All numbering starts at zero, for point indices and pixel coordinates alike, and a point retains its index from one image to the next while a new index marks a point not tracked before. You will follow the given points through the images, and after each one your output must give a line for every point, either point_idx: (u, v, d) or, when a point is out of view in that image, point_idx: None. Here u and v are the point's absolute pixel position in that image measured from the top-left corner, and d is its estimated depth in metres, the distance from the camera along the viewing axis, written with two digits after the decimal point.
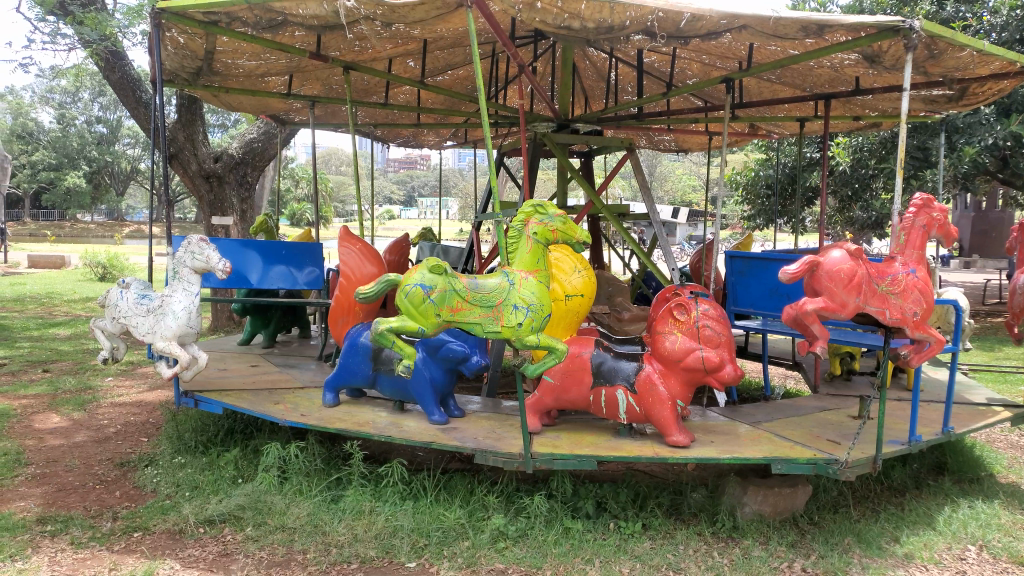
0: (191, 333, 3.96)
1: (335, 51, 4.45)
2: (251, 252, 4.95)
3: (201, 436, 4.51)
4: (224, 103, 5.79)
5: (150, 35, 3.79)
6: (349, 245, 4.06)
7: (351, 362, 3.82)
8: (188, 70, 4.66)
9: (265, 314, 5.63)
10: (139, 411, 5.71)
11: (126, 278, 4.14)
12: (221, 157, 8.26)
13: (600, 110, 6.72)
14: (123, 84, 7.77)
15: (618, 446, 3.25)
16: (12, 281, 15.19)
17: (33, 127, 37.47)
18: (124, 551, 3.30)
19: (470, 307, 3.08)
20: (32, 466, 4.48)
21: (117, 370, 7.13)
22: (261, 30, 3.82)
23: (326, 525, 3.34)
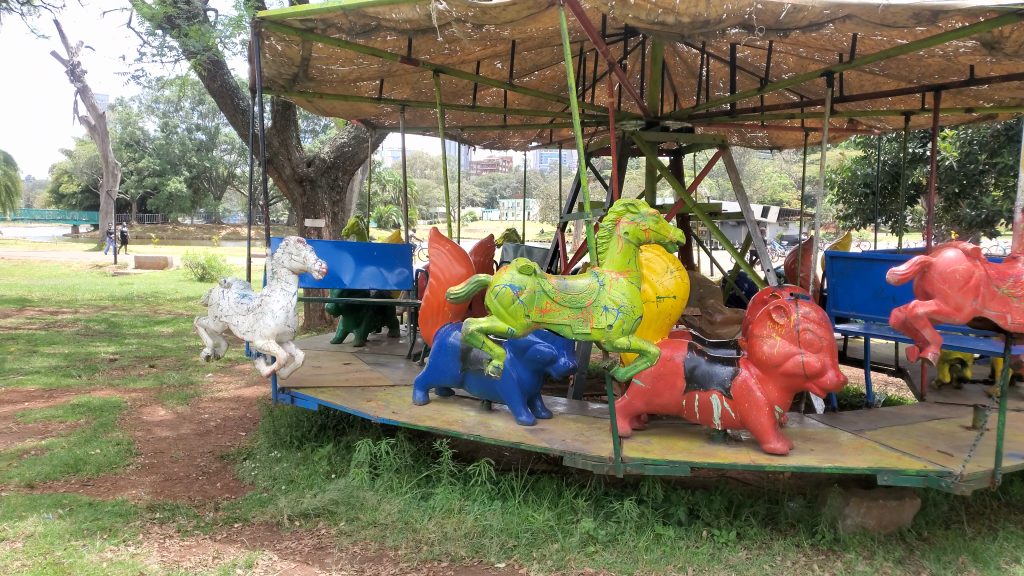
0: (288, 331, 4.09)
1: (425, 55, 4.51)
2: (345, 254, 5.12)
3: (296, 432, 4.65)
4: (317, 109, 5.96)
5: (251, 43, 3.93)
6: (438, 246, 4.09)
7: (440, 361, 3.86)
8: (285, 77, 4.83)
9: (356, 314, 5.77)
10: (237, 406, 5.94)
11: (227, 278, 4.31)
12: (313, 161, 8.52)
13: (690, 107, 6.59)
14: (223, 92, 8.11)
15: (712, 452, 3.16)
16: (122, 281, 16.10)
17: (140, 136, 39.62)
18: (226, 540, 3.44)
19: (559, 308, 3.05)
20: (140, 456, 4.72)
21: (217, 366, 7.45)
22: (355, 36, 3.90)
23: (416, 522, 3.39)
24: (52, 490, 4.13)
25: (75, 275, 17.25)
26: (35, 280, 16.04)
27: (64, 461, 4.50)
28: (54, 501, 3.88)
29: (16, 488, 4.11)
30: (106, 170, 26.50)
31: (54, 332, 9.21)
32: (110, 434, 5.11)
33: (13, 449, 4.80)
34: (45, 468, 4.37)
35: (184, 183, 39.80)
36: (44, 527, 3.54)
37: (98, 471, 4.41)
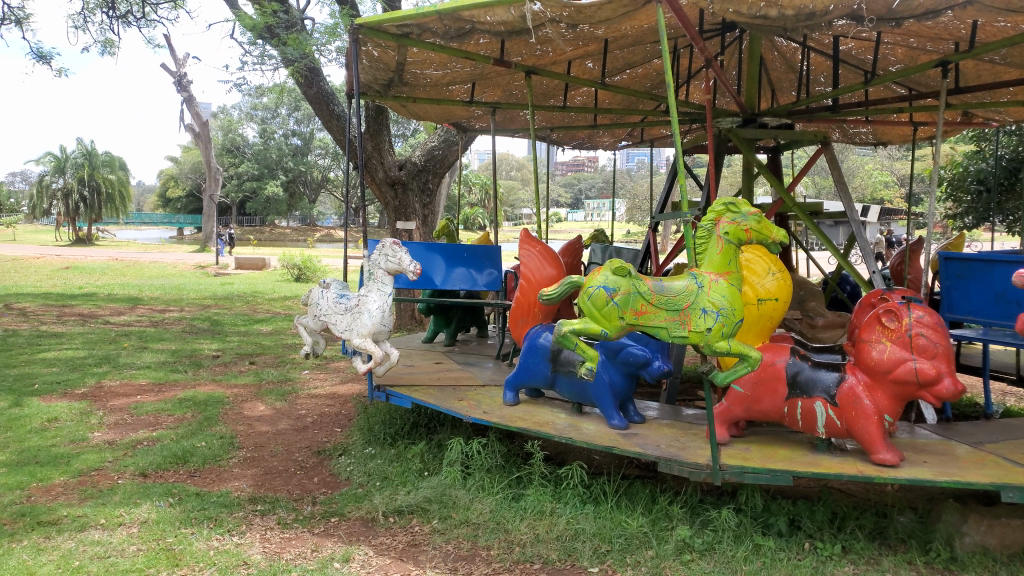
0: (384, 330, 4.19)
1: (517, 56, 4.53)
2: (437, 256, 5.20)
3: (390, 429, 4.73)
4: (411, 113, 6.07)
5: (349, 50, 4.02)
6: (529, 248, 4.07)
7: (531, 362, 3.85)
8: (381, 82, 4.94)
9: (446, 313, 5.84)
10: (332, 402, 6.12)
11: (326, 279, 4.44)
12: (404, 165, 8.70)
13: (788, 103, 6.38)
14: (319, 98, 8.38)
15: (815, 462, 3.03)
16: (223, 281, 16.84)
17: (240, 142, 41.45)
18: (324, 534, 3.53)
19: (655, 310, 3.00)
20: (243, 449, 4.92)
21: (313, 364, 7.70)
22: (449, 40, 3.94)
23: (508, 523, 3.39)
24: (163, 479, 4.35)
25: (181, 276, 18.18)
26: (146, 280, 16.98)
27: (173, 452, 4.73)
28: (165, 490, 4.08)
29: (131, 477, 4.35)
30: (209, 175, 27.84)
31: (163, 329, 9.72)
32: (215, 427, 5.35)
33: (127, 440, 5.08)
34: (156, 459, 4.61)
35: (280, 187, 41.41)
36: (157, 515, 3.73)
37: (204, 463, 4.61)
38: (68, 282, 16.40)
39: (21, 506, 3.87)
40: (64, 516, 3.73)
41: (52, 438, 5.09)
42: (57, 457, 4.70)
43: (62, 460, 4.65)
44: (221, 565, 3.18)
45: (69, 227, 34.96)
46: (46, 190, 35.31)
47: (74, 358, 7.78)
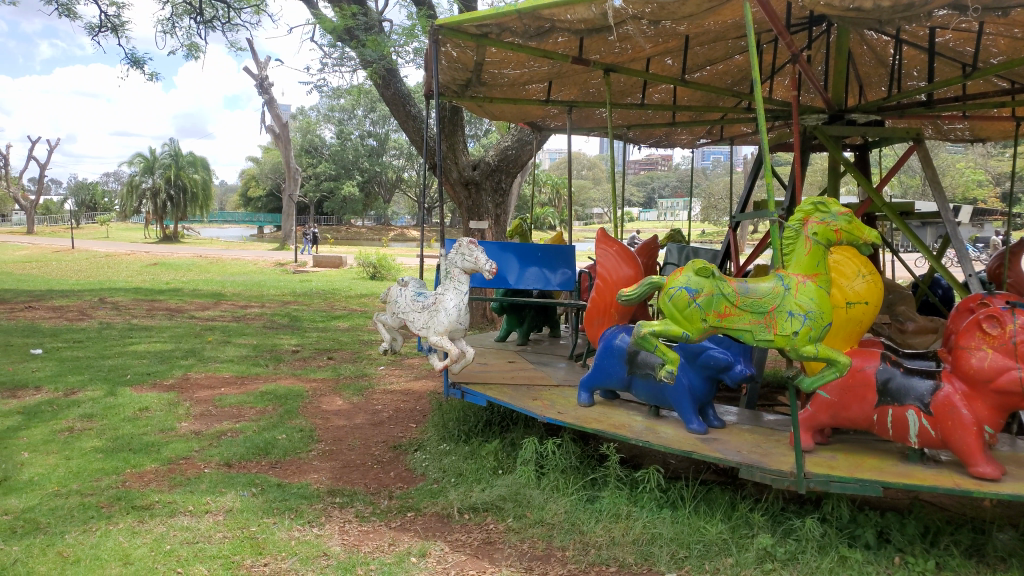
0: (460, 328, 4.22)
1: (596, 55, 4.49)
2: (510, 255, 5.25)
3: (464, 426, 4.77)
4: (487, 113, 6.10)
5: (429, 51, 4.06)
6: (605, 247, 4.03)
7: (607, 364, 3.80)
8: (459, 82, 4.99)
9: (519, 313, 5.84)
10: (407, 398, 6.20)
11: (405, 278, 4.55)
12: (478, 165, 8.76)
13: (876, 98, 6.14)
14: (396, 99, 8.53)
15: (907, 472, 2.90)
16: (302, 278, 17.30)
17: (317, 143, 42.55)
18: (401, 528, 3.58)
19: (739, 312, 2.92)
20: (321, 442, 5.04)
21: (388, 360, 7.83)
22: (527, 39, 3.94)
23: (583, 524, 3.36)
24: (247, 469, 4.49)
25: (262, 273, 18.77)
26: (228, 276, 17.58)
27: (256, 444, 4.89)
28: (248, 480, 4.21)
29: (217, 466, 4.51)
30: (288, 175, 28.67)
31: (244, 324, 10.06)
32: (294, 420, 5.50)
33: (213, 430, 5.27)
34: (240, 450, 4.77)
35: (356, 186, 42.33)
36: (241, 503, 3.86)
37: (285, 455, 4.75)
38: (157, 277, 17.14)
39: (116, 491, 4.06)
40: (156, 501, 3.89)
41: (144, 427, 5.33)
42: (148, 445, 4.91)
43: (153, 448, 4.86)
44: (302, 555, 3.26)
45: (158, 225, 36.53)
46: (136, 190, 36.97)
47: (163, 351, 8.12)
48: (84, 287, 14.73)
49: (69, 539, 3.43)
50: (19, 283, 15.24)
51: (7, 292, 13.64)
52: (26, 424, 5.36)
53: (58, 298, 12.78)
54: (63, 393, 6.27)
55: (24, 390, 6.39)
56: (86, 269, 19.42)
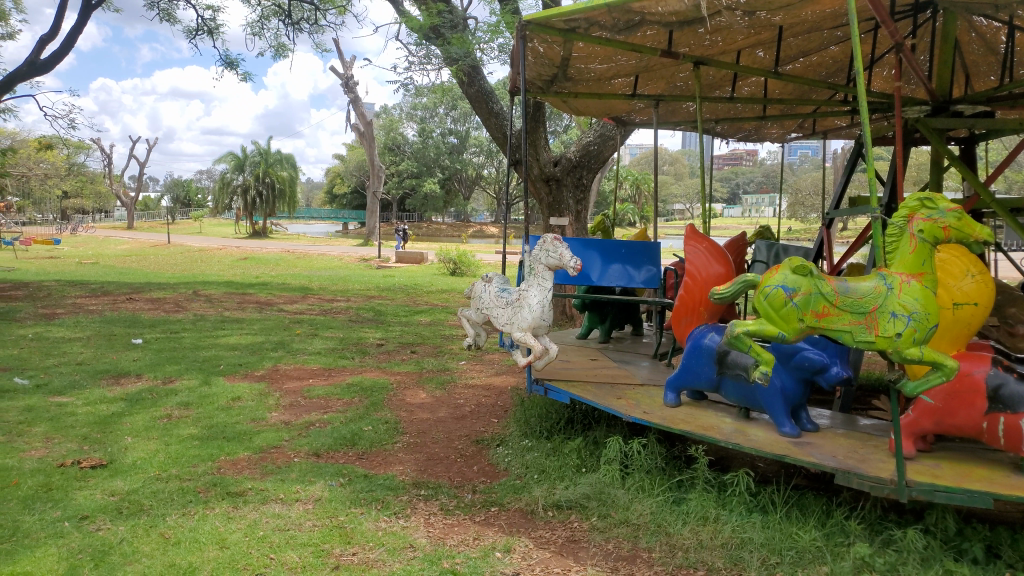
0: (545, 325, 4.21)
1: (684, 48, 4.41)
2: (592, 252, 5.16)
3: (546, 423, 4.77)
4: (572, 109, 6.07)
5: (516, 47, 4.04)
6: (695, 244, 3.94)
7: (695, 364, 3.73)
8: (545, 78, 4.99)
9: (601, 311, 5.79)
10: (489, 393, 6.24)
11: (490, 274, 4.60)
12: (560, 161, 8.74)
13: (983, 88, 5.82)
14: (479, 96, 8.59)
15: (1021, 484, 2.74)
16: (385, 273, 17.68)
17: (400, 141, 43.31)
18: (485, 523, 3.60)
19: (839, 312, 2.82)
20: (406, 435, 5.13)
21: (469, 355, 7.91)
22: (616, 33, 3.91)
23: (670, 526, 3.31)
24: (334, 460, 4.61)
25: (347, 268, 19.28)
26: (315, 271, 18.12)
27: (343, 435, 5.01)
28: (336, 470, 4.33)
29: (306, 456, 4.65)
30: (372, 173, 29.30)
31: (330, 318, 10.34)
32: (380, 412, 5.62)
33: (302, 421, 5.44)
34: (329, 440, 4.91)
35: (435, 183, 42.95)
36: (330, 493, 3.96)
37: (371, 446, 4.85)
38: (248, 271, 17.81)
39: (212, 477, 4.24)
40: (249, 488, 4.04)
41: (237, 416, 5.54)
42: (241, 433, 5.10)
43: (246, 436, 5.04)
44: (389, 546, 3.32)
45: (248, 221, 37.99)
46: (228, 188, 38.51)
47: (254, 343, 8.42)
48: (181, 280, 15.45)
49: (170, 522, 3.59)
50: (122, 276, 16.10)
51: (112, 284, 14.43)
52: (129, 410, 5.65)
53: (158, 290, 13.45)
54: (162, 381, 6.59)
55: (127, 377, 6.74)
56: (182, 263, 20.38)
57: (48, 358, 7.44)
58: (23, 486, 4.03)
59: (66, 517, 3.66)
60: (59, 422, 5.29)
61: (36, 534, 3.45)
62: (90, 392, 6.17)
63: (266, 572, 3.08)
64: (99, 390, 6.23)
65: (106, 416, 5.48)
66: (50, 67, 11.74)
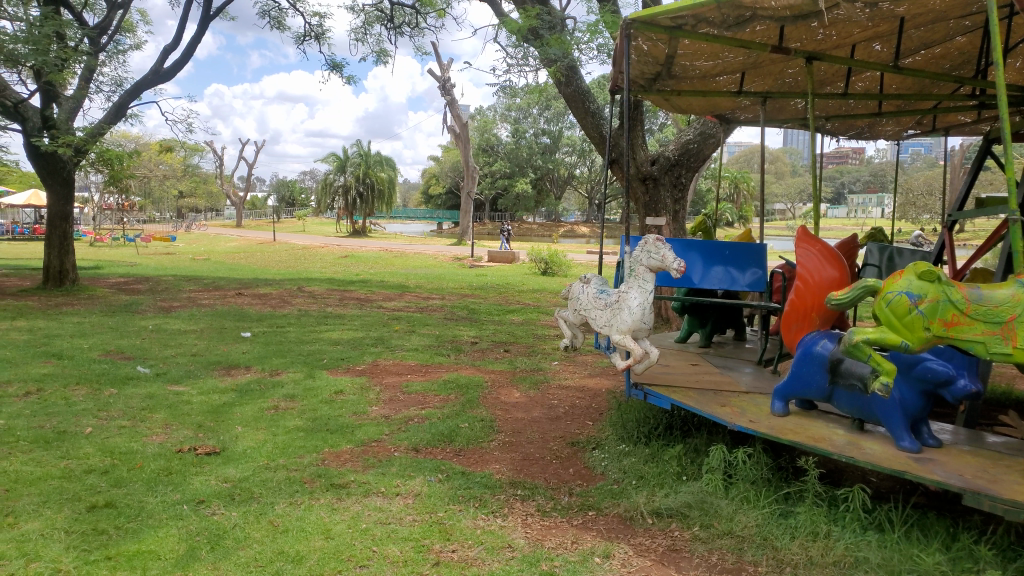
0: (645, 328, 4.12)
1: (796, 43, 4.24)
2: (693, 254, 5.03)
3: (644, 428, 4.68)
4: (674, 107, 5.95)
5: (619, 45, 3.97)
6: (808, 246, 3.78)
7: (806, 372, 3.56)
8: (648, 76, 4.91)
9: (702, 315, 5.64)
10: (583, 395, 6.20)
11: (588, 275, 4.56)
12: (657, 160, 8.58)
13: None
14: (576, 96, 8.55)
15: None
16: (477, 272, 17.88)
17: (494, 141, 43.69)
18: (583, 526, 3.57)
19: (970, 321, 2.67)
20: (501, 433, 5.14)
21: (562, 355, 7.88)
22: (724, 29, 3.79)
23: (777, 540, 3.19)
24: (433, 455, 4.67)
25: (440, 267, 19.59)
26: (410, 270, 18.47)
27: (441, 431, 5.08)
28: (435, 466, 4.38)
29: (406, 450, 4.74)
30: (467, 174, 29.66)
31: (426, 315, 10.52)
32: (476, 410, 5.66)
33: (400, 416, 5.54)
34: (427, 436, 4.98)
35: (528, 183, 43.15)
36: (428, 489, 4.01)
37: (468, 443, 4.90)
38: (347, 268, 18.36)
39: (317, 468, 4.37)
40: (352, 480, 4.15)
41: (339, 409, 5.70)
42: (343, 426, 5.25)
43: (348, 429, 5.18)
44: (488, 544, 3.33)
45: (348, 220, 39.27)
46: (330, 188, 39.85)
47: (355, 338, 8.67)
48: (285, 276, 16.08)
49: (279, 510, 3.72)
50: (232, 272, 16.92)
51: (223, 280, 15.18)
52: (239, 400, 5.91)
53: (264, 286, 14.05)
54: (269, 373, 6.86)
55: (237, 369, 7.06)
56: (286, 260, 21.26)
57: (166, 349, 7.87)
58: (146, 469, 4.27)
59: (184, 500, 3.85)
60: (177, 410, 5.59)
61: (159, 515, 3.64)
62: (203, 381, 6.50)
63: (369, 564, 3.14)
64: (211, 380, 6.55)
65: (218, 405, 5.75)
66: (172, 76, 12.46)
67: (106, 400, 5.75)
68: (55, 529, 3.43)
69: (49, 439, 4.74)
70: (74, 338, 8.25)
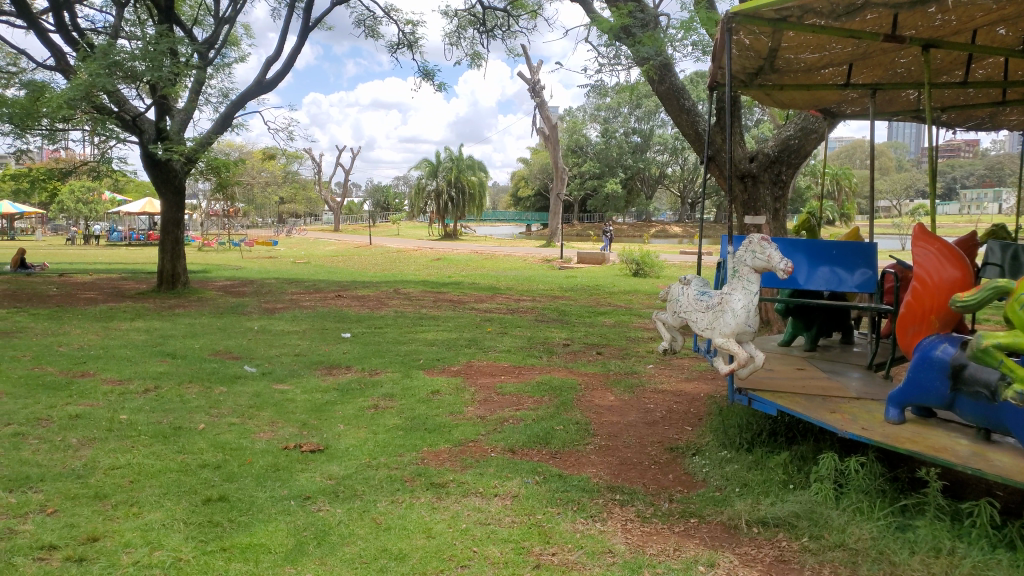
0: (749, 331, 3.99)
1: (911, 31, 4.03)
2: (798, 255, 4.81)
3: (746, 434, 4.54)
4: (776, 102, 5.76)
5: (722, 39, 3.86)
6: (926, 245, 3.56)
7: (924, 378, 3.36)
8: (750, 71, 4.77)
9: (806, 317, 5.41)
10: (680, 399, 6.06)
11: (687, 276, 4.48)
12: (756, 157, 8.34)
13: None
14: (671, 94, 8.40)
15: None
16: (568, 274, 17.83)
17: (583, 142, 43.53)
18: (684, 534, 3.50)
19: None
20: (597, 437, 5.10)
21: (657, 358, 7.76)
22: (832, 20, 3.64)
23: (895, 555, 3.03)
24: (529, 457, 4.68)
25: (530, 269, 19.66)
26: (501, 272, 18.61)
27: (536, 433, 5.08)
28: (532, 467, 4.39)
29: (502, 451, 4.77)
30: (556, 175, 29.64)
31: (518, 317, 10.56)
32: (571, 412, 5.63)
33: (496, 416, 5.57)
34: (523, 437, 5.00)
35: (618, 183, 42.75)
36: (527, 490, 4.02)
37: (563, 445, 4.88)
38: (440, 271, 18.66)
39: (417, 466, 4.45)
40: (451, 480, 4.19)
41: (436, 409, 5.78)
42: (440, 425, 5.34)
43: (445, 429, 5.25)
44: (588, 549, 3.30)
45: (440, 224, 40.00)
46: (422, 192, 40.61)
47: (449, 339, 8.78)
48: (381, 279, 16.48)
49: (381, 508, 3.80)
50: (330, 275, 17.49)
51: (322, 282, 15.69)
52: (340, 399, 6.08)
53: (361, 288, 14.43)
54: (368, 373, 7.05)
55: (338, 368, 7.28)
56: (381, 263, 21.81)
57: (271, 349, 8.19)
58: (256, 464, 4.45)
59: (292, 496, 3.99)
60: (282, 408, 5.80)
61: (268, 510, 3.79)
62: (306, 380, 6.74)
63: (471, 565, 3.17)
64: (314, 379, 6.78)
65: (321, 403, 5.95)
66: (274, 86, 12.99)
67: (218, 398, 6.04)
68: (175, 520, 3.62)
69: (167, 434, 5.00)
70: (187, 338, 8.70)
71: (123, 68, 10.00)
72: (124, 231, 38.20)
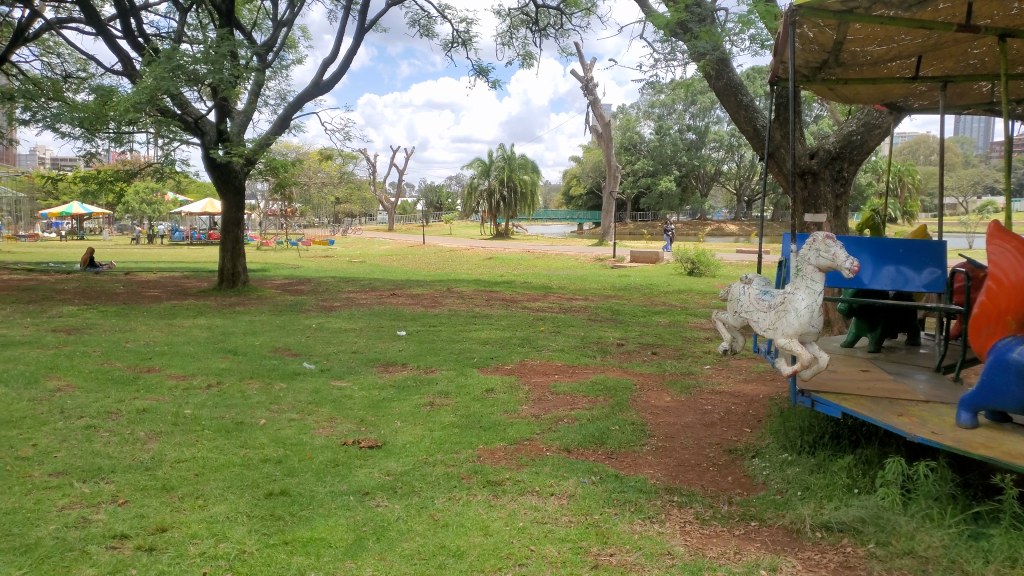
0: (813, 332, 3.89)
1: (986, 20, 3.89)
2: (863, 254, 4.66)
3: (807, 437, 4.43)
4: (840, 96, 5.62)
5: (784, 32, 3.77)
6: (1002, 244, 3.48)
7: (1000, 381, 3.24)
8: (814, 65, 4.66)
9: (871, 317, 5.25)
10: (738, 401, 5.96)
11: (749, 275, 4.41)
12: (817, 153, 8.15)
13: None
14: (728, 89, 8.26)
15: None
16: (621, 273, 17.66)
17: (636, 140, 43.12)
18: (745, 537, 3.44)
19: None
20: (654, 438, 5.04)
21: (714, 358, 7.64)
22: (901, 11, 3.54)
23: (967, 564, 2.93)
24: (585, 457, 4.66)
25: (584, 268, 19.56)
26: (554, 271, 18.55)
27: (592, 433, 5.06)
28: (588, 467, 4.37)
29: (558, 450, 4.76)
30: (609, 173, 29.43)
31: (572, 316, 10.52)
32: (626, 413, 5.59)
33: (551, 416, 5.56)
34: (578, 437, 4.98)
35: (672, 181, 42.23)
36: (583, 490, 4.01)
37: (619, 446, 4.85)
38: (493, 270, 18.72)
39: (473, 464, 4.47)
40: (507, 478, 4.21)
41: (491, 407, 5.81)
42: (496, 423, 5.35)
43: (500, 427, 5.26)
44: (646, 550, 3.27)
45: (492, 224, 40.12)
46: (475, 191, 40.79)
47: (503, 338, 8.80)
48: (435, 277, 16.60)
49: (439, 504, 3.84)
50: (385, 274, 17.72)
51: (377, 281, 15.89)
52: (397, 396, 6.16)
53: (416, 286, 14.55)
54: (423, 370, 7.11)
55: (394, 366, 7.37)
56: (434, 262, 22.00)
57: (328, 346, 8.33)
58: (315, 460, 4.54)
59: (351, 491, 4.06)
60: (340, 404, 5.90)
61: (329, 505, 3.85)
62: (364, 377, 6.85)
63: (528, 563, 3.17)
64: (371, 376, 6.88)
65: (378, 400, 6.03)
66: (331, 87, 13.22)
67: (278, 394, 6.18)
68: (239, 513, 3.71)
69: (230, 428, 5.14)
70: (248, 335, 8.92)
71: (186, 72, 10.29)
72: (186, 231, 39.33)
